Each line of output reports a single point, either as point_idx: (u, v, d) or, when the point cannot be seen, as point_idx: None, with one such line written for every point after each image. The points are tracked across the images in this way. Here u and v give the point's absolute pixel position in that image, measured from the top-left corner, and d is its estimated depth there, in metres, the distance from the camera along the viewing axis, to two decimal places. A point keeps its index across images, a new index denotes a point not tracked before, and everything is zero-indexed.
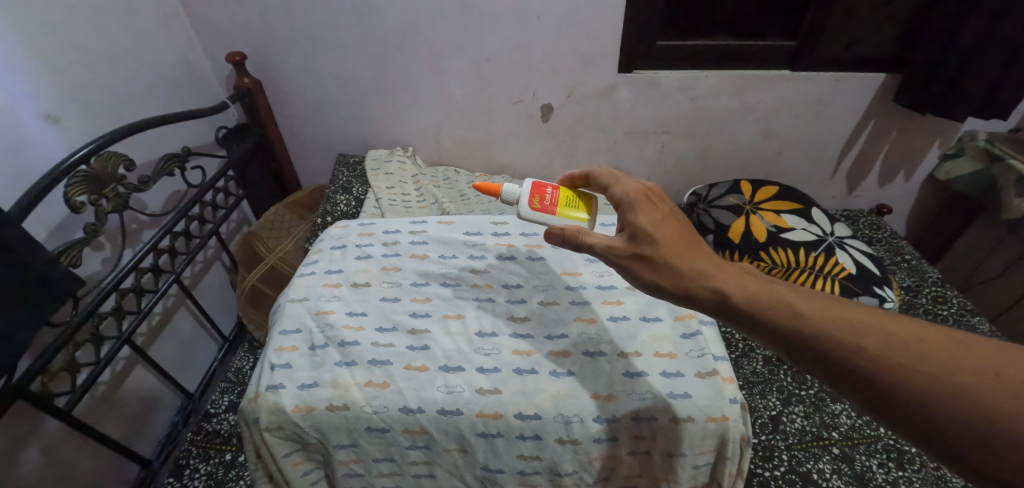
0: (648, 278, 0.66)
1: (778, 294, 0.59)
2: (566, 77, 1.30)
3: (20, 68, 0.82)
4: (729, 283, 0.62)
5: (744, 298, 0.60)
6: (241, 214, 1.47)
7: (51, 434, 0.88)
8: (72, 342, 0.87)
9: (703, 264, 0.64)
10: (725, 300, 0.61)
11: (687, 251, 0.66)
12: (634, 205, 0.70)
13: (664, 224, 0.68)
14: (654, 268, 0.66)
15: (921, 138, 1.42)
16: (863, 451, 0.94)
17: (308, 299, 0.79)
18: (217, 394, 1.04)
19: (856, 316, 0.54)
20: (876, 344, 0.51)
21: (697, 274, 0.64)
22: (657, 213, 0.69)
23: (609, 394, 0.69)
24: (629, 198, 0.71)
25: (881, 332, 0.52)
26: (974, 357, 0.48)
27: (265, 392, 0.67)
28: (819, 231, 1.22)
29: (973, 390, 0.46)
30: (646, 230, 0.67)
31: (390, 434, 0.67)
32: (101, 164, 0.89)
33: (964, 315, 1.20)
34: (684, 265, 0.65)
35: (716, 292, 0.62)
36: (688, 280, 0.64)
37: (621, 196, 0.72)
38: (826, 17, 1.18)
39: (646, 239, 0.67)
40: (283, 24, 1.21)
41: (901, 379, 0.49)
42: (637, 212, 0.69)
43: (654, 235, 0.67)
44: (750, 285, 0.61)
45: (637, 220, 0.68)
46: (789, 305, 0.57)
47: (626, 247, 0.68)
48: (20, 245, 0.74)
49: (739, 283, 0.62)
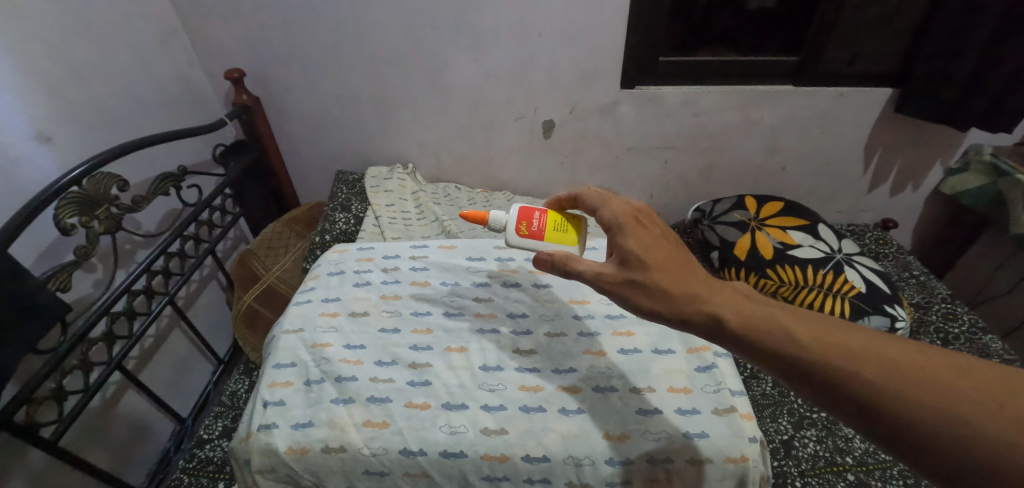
0: (640, 303, 0.63)
1: (772, 317, 0.56)
2: (567, 92, 1.28)
3: (13, 87, 0.80)
4: (724, 306, 0.58)
5: (740, 323, 0.57)
6: (238, 231, 1.45)
7: (37, 465, 0.85)
8: (60, 369, 0.84)
9: (696, 287, 0.61)
10: (720, 325, 0.58)
11: (679, 274, 0.63)
12: (623, 228, 0.68)
13: (655, 247, 0.66)
14: (645, 292, 0.63)
15: (928, 153, 1.40)
16: (879, 477, 0.91)
17: (304, 330, 0.76)
18: (211, 418, 1.00)
19: (852, 341, 0.51)
20: (875, 372, 0.48)
21: (689, 297, 0.61)
22: (647, 236, 0.67)
23: (622, 434, 0.66)
24: (618, 221, 0.69)
25: (880, 358, 0.49)
26: (974, 385, 0.45)
27: (257, 432, 0.65)
28: (827, 248, 1.20)
29: (974, 419, 0.43)
30: (636, 255, 0.65)
31: (389, 477, 0.64)
32: (93, 185, 0.87)
33: (976, 333, 1.17)
34: (675, 288, 0.62)
35: (710, 317, 0.59)
36: (680, 305, 0.61)
37: (610, 219, 0.70)
38: (829, 32, 1.17)
39: (637, 264, 0.65)
40: (282, 41, 1.20)
41: (902, 409, 0.46)
42: (627, 235, 0.67)
43: (644, 259, 0.65)
44: (746, 308, 0.58)
45: (627, 244, 0.66)
46: (783, 329, 0.54)
47: (616, 273, 0.66)
48: (8, 270, 0.71)
49: (733, 306, 0.58)
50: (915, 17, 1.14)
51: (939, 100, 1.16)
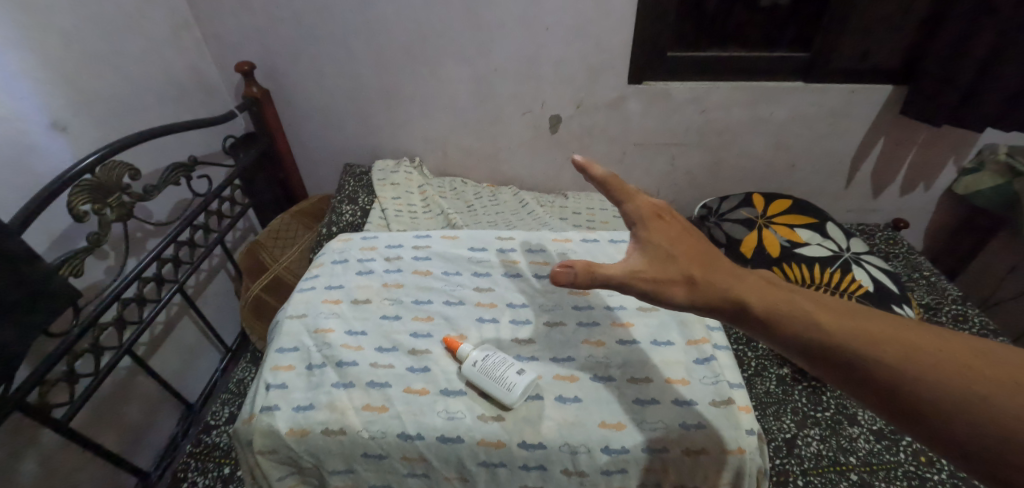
0: (666, 295, 0.60)
1: (791, 300, 0.54)
2: (575, 87, 1.28)
3: (30, 76, 0.82)
4: (745, 292, 0.57)
5: (762, 307, 0.55)
6: (247, 223, 1.47)
7: (49, 445, 0.87)
8: (72, 352, 0.85)
9: (718, 275, 0.59)
10: (742, 310, 0.56)
11: (703, 263, 0.61)
12: (646, 224, 0.65)
13: (677, 239, 0.64)
14: (670, 282, 0.60)
15: (940, 151, 1.38)
16: (883, 478, 0.90)
17: (307, 315, 0.77)
18: (218, 405, 1.01)
19: (873, 324, 0.49)
20: (895, 354, 0.47)
21: (712, 285, 0.59)
22: (669, 231, 0.65)
23: (619, 423, 0.66)
24: (641, 217, 0.65)
25: (899, 339, 0.47)
26: (994, 367, 0.44)
27: (259, 414, 0.66)
28: (835, 246, 1.18)
29: (990, 398, 0.42)
30: (661, 247, 0.63)
31: (387, 461, 0.65)
32: (106, 173, 0.89)
33: (987, 335, 1.16)
34: (700, 276, 0.60)
35: (732, 303, 0.57)
36: (703, 293, 0.59)
37: (632, 214, 0.66)
38: (840, 29, 1.16)
39: (662, 256, 0.62)
40: (292, 33, 1.22)
41: (919, 390, 0.45)
42: (650, 230, 0.64)
43: (668, 251, 0.62)
44: (766, 293, 0.56)
45: (651, 238, 0.63)
46: (801, 311, 0.53)
47: (646, 269, 0.61)
48: (24, 254, 0.73)
49: (754, 290, 0.57)
50: (929, 12, 1.12)
51: (950, 101, 1.13)
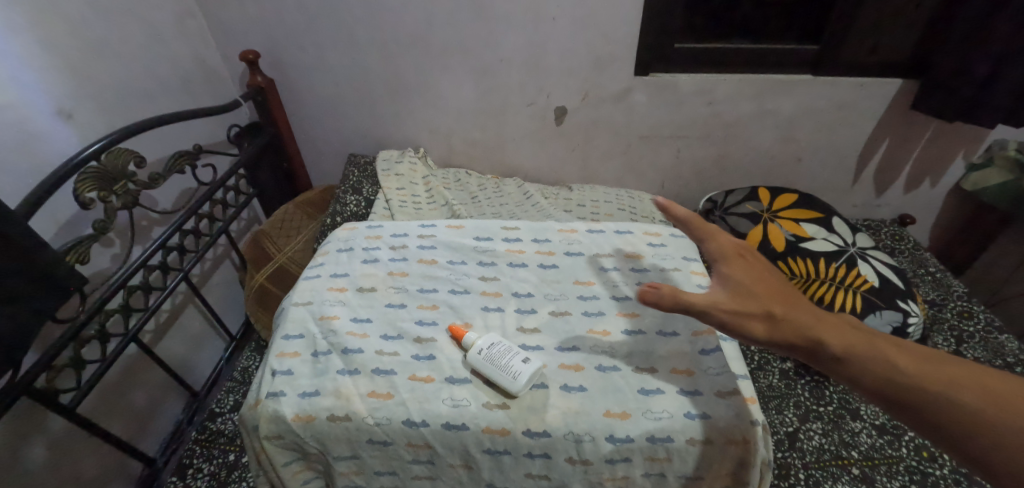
0: (743, 330, 0.57)
1: (879, 346, 0.52)
2: (581, 79, 1.27)
3: (35, 63, 0.82)
4: (829, 334, 0.54)
5: (849, 352, 0.52)
6: (252, 212, 1.48)
7: (56, 430, 0.88)
8: (79, 338, 0.86)
9: (800, 313, 0.57)
10: (824, 350, 0.53)
11: (783, 301, 0.59)
12: (728, 259, 0.63)
13: (757, 275, 0.61)
14: (748, 315, 0.58)
15: (949, 147, 1.37)
16: (884, 472, 0.90)
17: (312, 303, 0.78)
18: (223, 392, 1.02)
19: (975, 381, 0.47)
20: (991, 408, 0.45)
21: (796, 324, 0.56)
22: (749, 266, 0.62)
23: (624, 412, 0.66)
24: (722, 252, 0.63)
25: (1007, 400, 0.45)
26: None
27: (265, 399, 0.66)
28: (840, 241, 1.17)
29: None
30: (740, 282, 0.60)
31: (392, 447, 0.65)
32: (111, 160, 0.89)
33: (992, 332, 1.15)
34: (781, 313, 0.57)
35: (816, 344, 0.54)
36: (784, 331, 0.56)
37: (712, 248, 0.64)
38: (850, 21, 1.15)
39: (742, 291, 0.60)
40: (297, 22, 1.21)
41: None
42: (730, 265, 0.62)
43: (749, 287, 0.60)
44: (852, 336, 0.53)
45: (731, 272, 0.61)
46: (894, 360, 0.50)
47: (727, 303, 0.58)
48: (32, 241, 0.73)
49: (839, 332, 0.54)
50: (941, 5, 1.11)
51: (961, 96, 1.12)
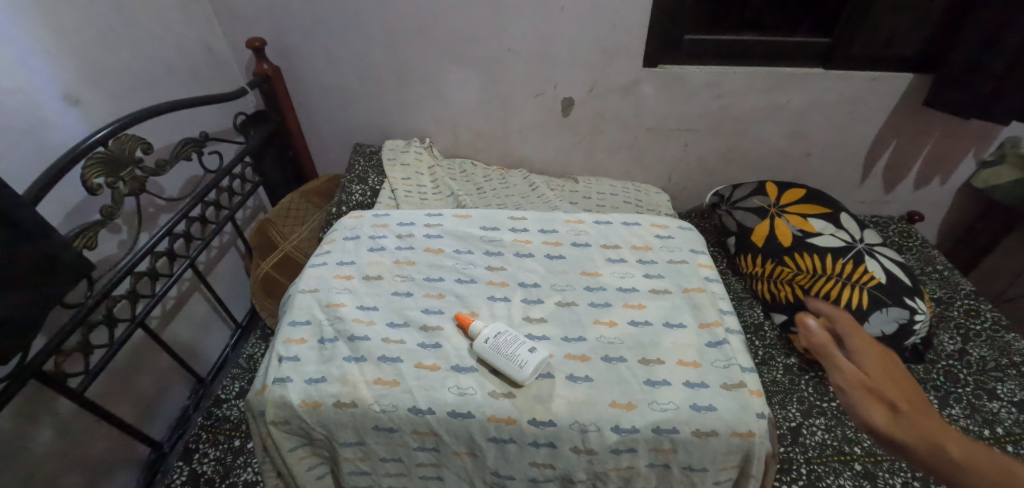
0: (862, 413, 0.60)
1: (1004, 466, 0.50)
2: (588, 70, 1.26)
3: (43, 48, 0.82)
4: (950, 442, 0.53)
5: (967, 462, 0.51)
6: (257, 201, 1.48)
7: (64, 414, 0.89)
8: (86, 323, 0.87)
9: (927, 419, 0.57)
10: (939, 455, 0.53)
11: (912, 401, 0.60)
12: (867, 354, 0.66)
13: (892, 376, 0.63)
14: (869, 400, 0.61)
15: (961, 143, 1.35)
16: (887, 468, 0.90)
17: (319, 290, 0.78)
18: (229, 379, 1.03)
19: None
20: None
21: (916, 423, 0.57)
22: (887, 365, 0.65)
23: (629, 403, 0.66)
24: (859, 345, 0.67)
25: None
26: None
27: (272, 385, 0.67)
28: (848, 236, 1.15)
29: None
30: (870, 374, 0.63)
31: (398, 434, 0.66)
32: (119, 146, 0.89)
33: (999, 331, 1.14)
34: (906, 409, 0.59)
35: (933, 446, 0.54)
36: (904, 427, 0.57)
37: (856, 341, 0.68)
38: (864, 14, 1.13)
39: (870, 382, 0.62)
40: (303, 9, 1.20)
41: None
42: (868, 359, 0.66)
43: (879, 381, 0.62)
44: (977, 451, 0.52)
45: (866, 365, 0.65)
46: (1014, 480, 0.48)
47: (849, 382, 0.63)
48: (40, 226, 0.73)
49: (961, 443, 0.53)
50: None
51: (975, 91, 1.10)
